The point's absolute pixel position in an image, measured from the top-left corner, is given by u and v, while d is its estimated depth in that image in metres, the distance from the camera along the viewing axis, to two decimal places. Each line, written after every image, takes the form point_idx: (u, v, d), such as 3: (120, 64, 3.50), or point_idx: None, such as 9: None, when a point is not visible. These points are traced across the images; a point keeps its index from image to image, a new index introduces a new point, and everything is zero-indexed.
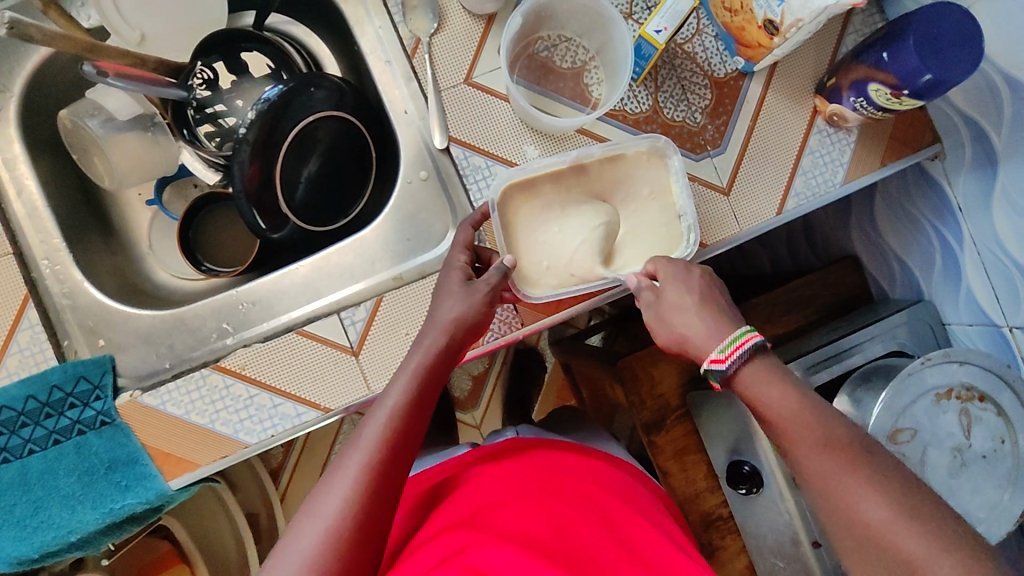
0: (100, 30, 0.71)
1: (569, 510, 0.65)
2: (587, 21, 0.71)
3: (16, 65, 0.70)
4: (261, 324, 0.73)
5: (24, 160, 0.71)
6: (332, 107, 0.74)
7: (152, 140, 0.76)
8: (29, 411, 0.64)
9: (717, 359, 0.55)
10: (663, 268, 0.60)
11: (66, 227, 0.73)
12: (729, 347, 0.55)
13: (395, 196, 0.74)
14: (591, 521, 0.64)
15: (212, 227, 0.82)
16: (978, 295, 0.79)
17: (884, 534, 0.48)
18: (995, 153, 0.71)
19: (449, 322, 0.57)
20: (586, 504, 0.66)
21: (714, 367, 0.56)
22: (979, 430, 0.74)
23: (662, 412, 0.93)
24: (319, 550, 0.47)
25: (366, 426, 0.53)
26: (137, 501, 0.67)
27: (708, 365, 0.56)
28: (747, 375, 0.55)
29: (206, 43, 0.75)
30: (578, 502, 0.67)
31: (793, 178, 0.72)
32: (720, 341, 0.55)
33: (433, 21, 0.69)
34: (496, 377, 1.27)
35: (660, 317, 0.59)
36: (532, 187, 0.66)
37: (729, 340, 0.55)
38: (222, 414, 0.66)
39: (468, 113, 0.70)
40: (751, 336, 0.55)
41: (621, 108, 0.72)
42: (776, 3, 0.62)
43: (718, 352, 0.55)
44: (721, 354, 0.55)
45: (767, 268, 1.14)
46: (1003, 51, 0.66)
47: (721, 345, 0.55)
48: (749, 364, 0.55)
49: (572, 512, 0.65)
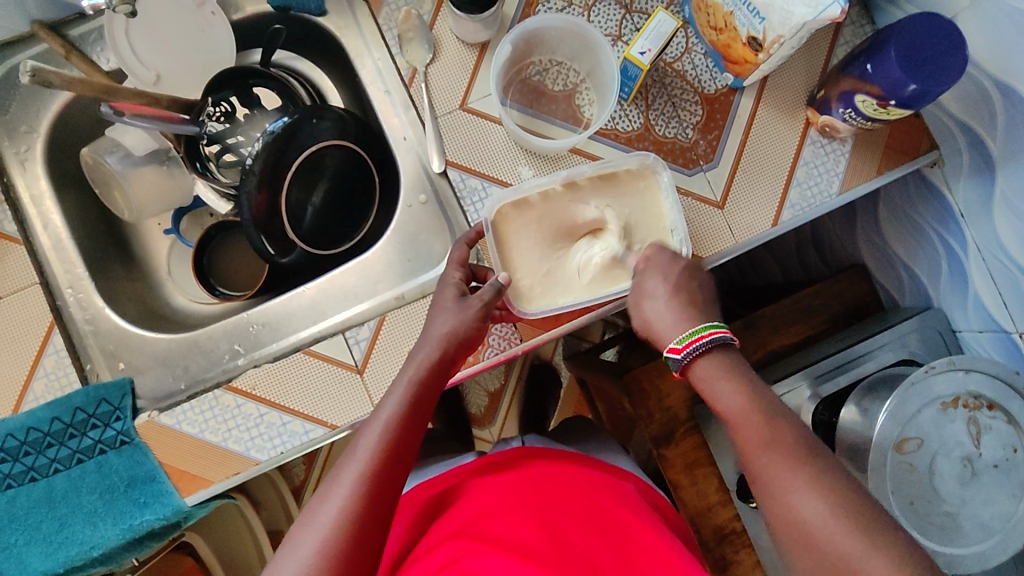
0: (118, 72, 0.76)
1: (567, 523, 0.66)
2: (577, 45, 0.74)
3: (43, 108, 0.75)
4: (271, 345, 0.76)
5: (50, 196, 0.76)
6: (336, 136, 0.77)
7: (167, 172, 0.82)
8: (54, 432, 0.68)
9: (673, 348, 0.59)
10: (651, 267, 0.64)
11: (89, 257, 0.78)
12: (686, 338, 0.59)
13: (397, 219, 0.76)
14: (588, 534, 0.65)
15: (226, 253, 0.86)
16: (987, 301, 0.77)
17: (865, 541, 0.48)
18: (992, 159, 0.70)
19: (442, 336, 0.60)
20: (585, 517, 0.67)
21: (671, 355, 0.60)
22: (989, 439, 0.71)
23: (670, 425, 0.93)
24: (314, 561, 0.49)
25: (361, 441, 0.55)
26: (155, 517, 0.70)
27: (667, 352, 0.60)
28: (701, 367, 0.59)
29: (217, 80, 0.78)
30: (576, 513, 0.68)
31: (788, 190, 0.73)
32: (681, 333, 0.60)
33: (428, 51, 0.72)
34: (512, 394, 1.27)
35: (637, 299, 0.64)
36: (524, 208, 0.68)
37: (687, 333, 0.59)
38: (234, 432, 0.69)
39: (463, 138, 0.72)
40: (711, 332, 0.59)
41: (613, 127, 0.73)
42: (758, 20, 0.63)
43: (675, 341, 0.59)
44: (678, 343, 0.59)
45: (778, 278, 1.13)
46: (989, 56, 0.65)
47: (679, 337, 0.60)
48: (704, 356, 0.59)
49: (570, 524, 0.66)
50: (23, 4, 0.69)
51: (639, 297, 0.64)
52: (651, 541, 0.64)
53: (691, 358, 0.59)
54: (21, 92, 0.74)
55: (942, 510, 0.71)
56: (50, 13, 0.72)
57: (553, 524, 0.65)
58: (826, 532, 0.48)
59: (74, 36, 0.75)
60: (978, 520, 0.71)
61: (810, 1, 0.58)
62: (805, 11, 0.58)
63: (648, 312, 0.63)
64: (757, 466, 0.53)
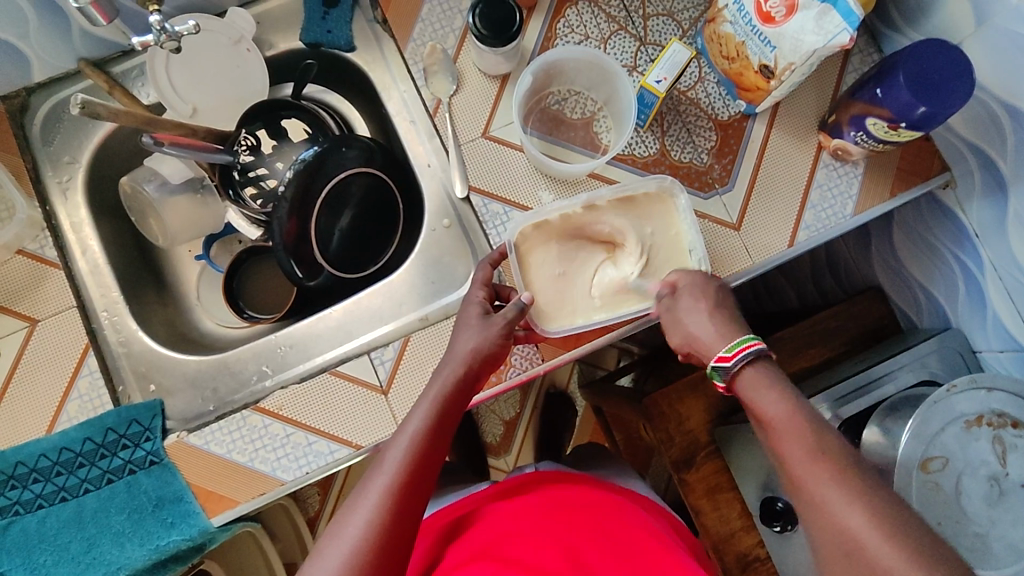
0: (157, 105, 0.80)
1: (587, 548, 0.66)
2: (594, 75, 0.77)
3: (85, 139, 0.79)
4: (297, 366, 0.78)
5: (88, 222, 0.79)
6: (363, 163, 0.80)
7: (201, 201, 0.85)
8: (86, 452, 0.69)
9: (723, 356, 0.58)
10: (683, 279, 0.65)
11: (124, 282, 0.80)
12: (735, 347, 0.58)
13: (420, 243, 0.79)
14: (609, 559, 0.65)
15: (254, 279, 0.89)
16: (1006, 321, 0.77)
17: (889, 548, 0.48)
18: (1003, 179, 0.71)
19: (467, 353, 0.61)
20: (607, 544, 0.67)
21: (720, 365, 0.59)
22: (1016, 458, 0.70)
23: (691, 449, 0.92)
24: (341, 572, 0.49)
25: (388, 454, 0.56)
26: (181, 538, 0.71)
27: (714, 362, 0.59)
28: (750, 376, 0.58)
29: (252, 112, 0.82)
30: (597, 539, 0.67)
31: (803, 213, 0.75)
32: (728, 342, 0.59)
33: (452, 83, 0.76)
34: (528, 422, 1.27)
35: (675, 317, 0.64)
36: (546, 229, 0.70)
37: (733, 343, 0.59)
38: (261, 452, 0.70)
39: (486, 165, 0.75)
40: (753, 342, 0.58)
41: (630, 153, 0.76)
42: (769, 49, 0.66)
43: (726, 350, 0.59)
44: (727, 352, 0.59)
45: (793, 302, 1.14)
46: (997, 81, 0.67)
47: (728, 346, 0.59)
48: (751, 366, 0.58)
49: (591, 549, 0.65)
50: (72, 43, 0.74)
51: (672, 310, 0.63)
52: (676, 565, 0.64)
53: (740, 365, 0.58)
54: (65, 124, 0.78)
55: (970, 531, 0.70)
56: (95, 51, 0.77)
57: (574, 550, 0.65)
58: (851, 533, 0.49)
59: (117, 72, 0.79)
60: (1007, 541, 0.69)
61: (819, 29, 0.61)
62: (816, 38, 0.61)
63: (681, 331, 0.63)
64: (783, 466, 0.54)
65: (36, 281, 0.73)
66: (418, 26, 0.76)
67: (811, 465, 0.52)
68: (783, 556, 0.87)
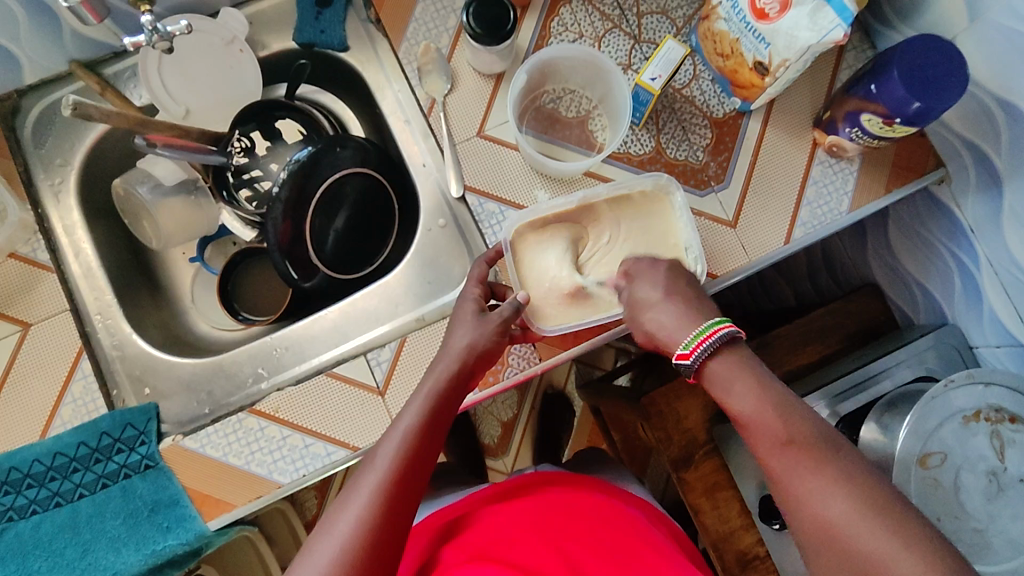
0: (150, 107, 0.80)
1: (584, 558, 0.65)
2: (589, 74, 0.77)
3: (77, 142, 0.78)
4: (293, 368, 0.78)
5: (81, 226, 0.78)
6: (358, 163, 0.80)
7: (195, 203, 0.84)
8: (80, 456, 0.69)
9: (683, 354, 0.59)
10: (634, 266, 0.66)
11: (117, 285, 0.80)
12: (692, 342, 0.59)
13: (416, 242, 0.79)
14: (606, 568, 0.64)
15: (248, 280, 0.89)
16: (1002, 316, 0.77)
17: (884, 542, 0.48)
18: (998, 174, 0.71)
19: (462, 348, 0.60)
20: (604, 553, 0.66)
21: (683, 361, 0.59)
22: (1013, 452, 0.70)
23: (689, 448, 0.92)
24: (331, 568, 0.49)
25: (380, 451, 0.55)
26: (178, 542, 0.70)
27: (677, 359, 0.60)
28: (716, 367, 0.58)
29: (245, 113, 0.82)
30: (596, 548, 0.67)
31: (799, 209, 0.75)
32: (686, 337, 0.59)
33: (446, 82, 0.75)
34: (526, 423, 1.26)
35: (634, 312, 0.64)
36: (541, 226, 0.70)
37: (692, 337, 0.59)
38: (258, 455, 0.69)
39: (481, 164, 0.75)
40: (717, 328, 0.58)
41: (625, 151, 0.76)
42: (764, 46, 0.66)
43: (683, 346, 0.59)
44: (686, 348, 0.59)
45: (791, 300, 1.14)
46: (991, 76, 0.67)
47: (685, 342, 0.59)
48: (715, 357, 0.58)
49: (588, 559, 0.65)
50: (64, 45, 0.73)
51: (666, 303, 0.63)
52: None
53: (701, 361, 0.58)
54: (56, 126, 0.78)
55: (970, 526, 0.69)
56: (87, 53, 0.76)
57: (571, 560, 0.65)
58: (849, 528, 0.49)
59: (109, 74, 0.78)
60: (1007, 536, 0.69)
61: (813, 25, 0.61)
62: (809, 35, 0.61)
63: (640, 328, 0.64)
64: (784, 462, 0.54)
65: (29, 284, 0.72)
66: (412, 25, 0.76)
67: (809, 461, 0.52)
68: (782, 554, 0.88)
